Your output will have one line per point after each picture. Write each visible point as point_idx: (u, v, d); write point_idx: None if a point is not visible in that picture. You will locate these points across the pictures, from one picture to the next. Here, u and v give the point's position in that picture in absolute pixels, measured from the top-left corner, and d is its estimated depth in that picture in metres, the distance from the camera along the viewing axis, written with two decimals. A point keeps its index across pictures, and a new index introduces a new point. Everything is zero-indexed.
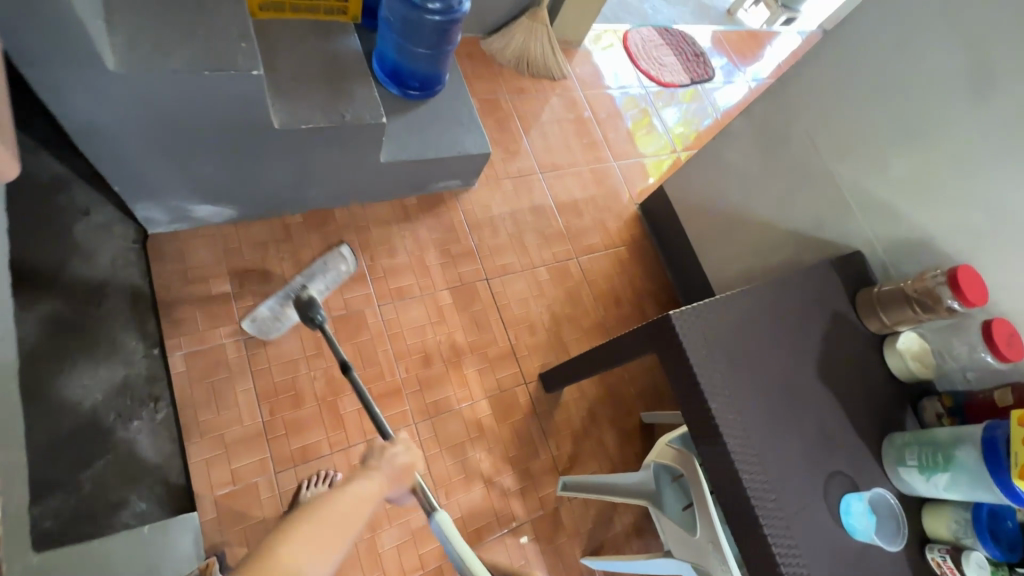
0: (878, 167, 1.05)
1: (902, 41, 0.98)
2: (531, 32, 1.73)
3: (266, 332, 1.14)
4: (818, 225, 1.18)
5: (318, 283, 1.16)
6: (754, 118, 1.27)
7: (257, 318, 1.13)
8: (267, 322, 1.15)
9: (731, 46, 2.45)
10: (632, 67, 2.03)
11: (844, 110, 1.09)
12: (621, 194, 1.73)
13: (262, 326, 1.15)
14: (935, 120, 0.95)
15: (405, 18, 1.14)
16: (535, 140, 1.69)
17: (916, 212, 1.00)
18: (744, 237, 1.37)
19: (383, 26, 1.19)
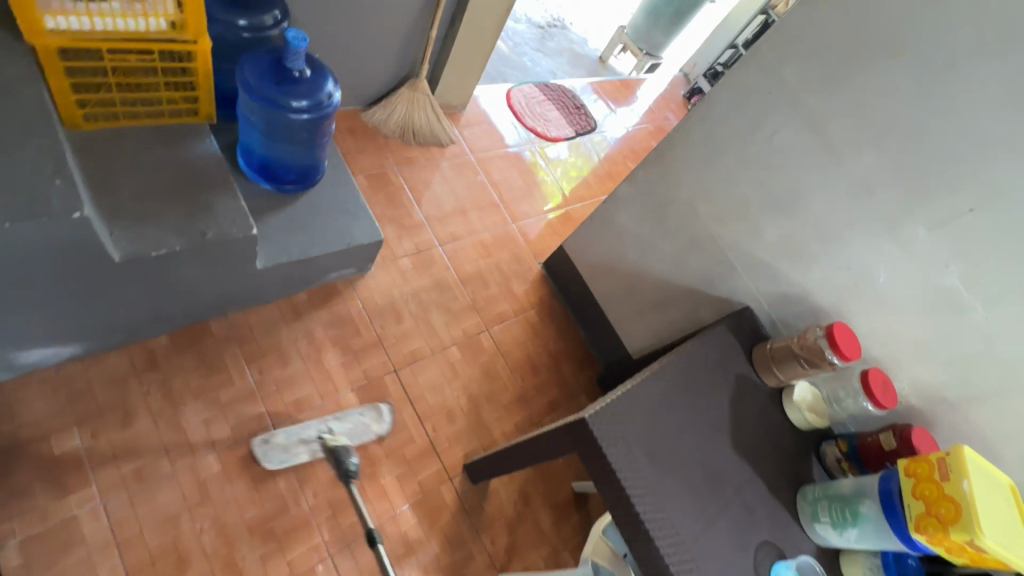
0: (753, 228, 1.11)
1: (753, 120, 1.04)
2: (414, 102, 1.68)
3: (269, 459, 1.08)
4: (709, 281, 1.24)
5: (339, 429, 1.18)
6: (637, 185, 1.33)
7: (275, 442, 1.10)
8: (275, 450, 1.09)
9: (607, 95, 2.59)
10: (519, 124, 2.06)
11: (714, 174, 1.15)
12: (525, 255, 1.73)
13: (267, 451, 1.10)
14: (793, 191, 1.03)
15: (268, 117, 1.04)
16: (430, 211, 1.64)
17: (789, 269, 1.08)
18: (644, 295, 1.42)
19: (243, 122, 1.08)
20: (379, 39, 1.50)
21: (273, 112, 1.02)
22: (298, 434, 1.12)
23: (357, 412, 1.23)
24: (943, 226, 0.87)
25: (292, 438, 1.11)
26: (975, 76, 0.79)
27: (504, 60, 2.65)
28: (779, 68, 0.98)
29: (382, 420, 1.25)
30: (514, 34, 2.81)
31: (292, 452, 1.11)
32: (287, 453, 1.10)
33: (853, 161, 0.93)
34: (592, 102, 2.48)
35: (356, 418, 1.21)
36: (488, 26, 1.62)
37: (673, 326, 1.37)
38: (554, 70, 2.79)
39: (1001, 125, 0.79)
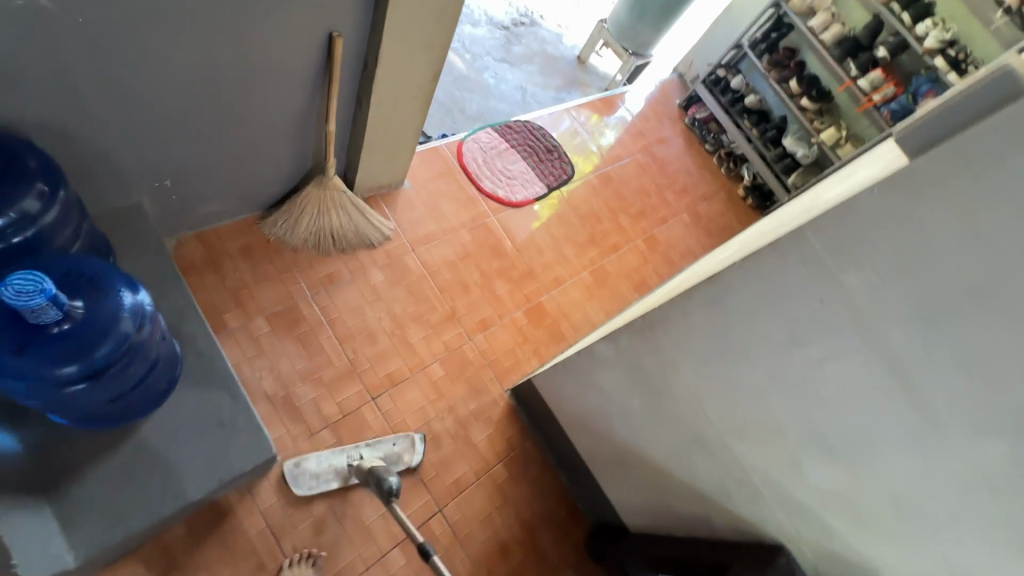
0: (791, 464, 0.75)
1: (791, 331, 0.66)
2: (325, 205, 1.27)
3: (297, 484, 1.08)
4: (727, 496, 0.89)
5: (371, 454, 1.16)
6: (619, 350, 0.95)
7: (306, 466, 1.10)
8: (308, 476, 1.09)
9: (587, 118, 2.13)
10: (475, 190, 1.65)
11: (728, 378, 0.78)
12: (489, 385, 1.37)
13: (300, 476, 1.09)
14: (857, 443, 0.66)
15: (58, 393, 0.70)
16: (360, 348, 1.27)
17: (846, 532, 0.73)
18: (637, 471, 1.08)
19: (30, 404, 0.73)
20: (260, 145, 1.09)
21: (53, 388, 0.68)
22: (329, 460, 1.12)
23: (390, 441, 1.19)
24: None
25: (322, 465, 1.11)
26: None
27: (460, 81, 2.18)
28: (839, 275, 0.59)
29: (414, 449, 1.21)
30: (472, 43, 2.33)
31: (321, 479, 1.10)
32: (316, 481, 1.10)
33: (967, 442, 0.57)
34: (569, 133, 2.03)
35: (388, 444, 1.19)
36: (412, 105, 1.20)
37: (678, 519, 1.03)
38: (524, 85, 2.32)
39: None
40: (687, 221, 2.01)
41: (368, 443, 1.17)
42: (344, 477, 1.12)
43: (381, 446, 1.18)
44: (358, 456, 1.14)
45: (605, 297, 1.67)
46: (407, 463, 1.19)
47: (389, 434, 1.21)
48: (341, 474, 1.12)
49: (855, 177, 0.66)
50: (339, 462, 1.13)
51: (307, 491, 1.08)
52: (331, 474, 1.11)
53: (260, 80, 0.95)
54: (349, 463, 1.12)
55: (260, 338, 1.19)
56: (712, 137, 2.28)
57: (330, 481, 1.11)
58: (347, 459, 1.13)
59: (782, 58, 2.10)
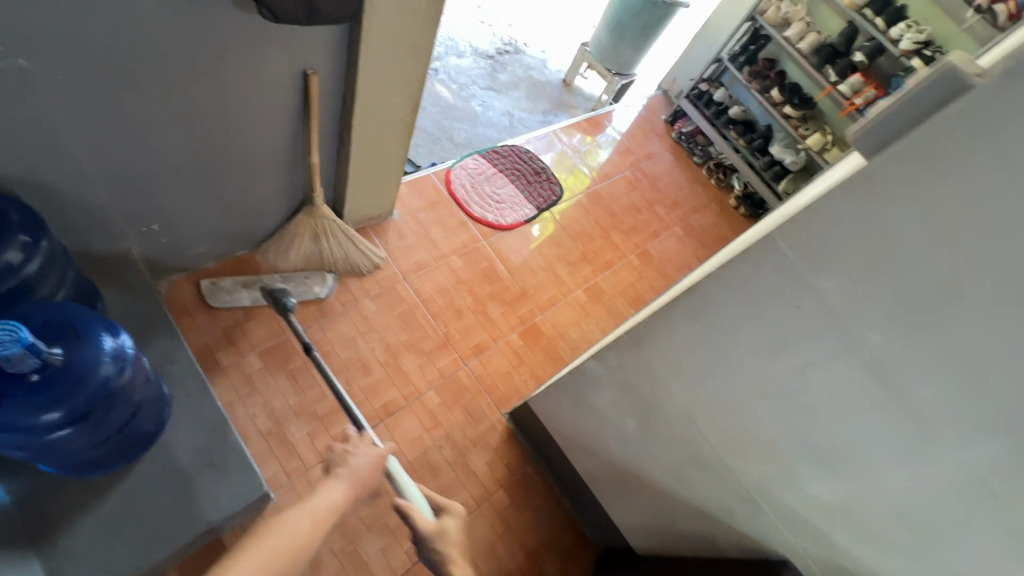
0: (787, 477, 0.73)
1: (773, 340, 0.66)
2: (318, 233, 1.29)
3: (214, 297, 1.22)
4: (728, 513, 0.87)
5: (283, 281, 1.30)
6: (609, 367, 0.94)
7: (223, 285, 1.24)
8: (224, 290, 1.24)
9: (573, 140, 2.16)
10: (465, 216, 1.67)
11: (718, 392, 0.76)
12: (486, 410, 1.36)
13: (217, 290, 1.23)
14: (850, 452, 0.64)
15: (41, 443, 0.71)
16: (354, 379, 1.27)
17: (849, 545, 0.70)
18: (637, 492, 1.05)
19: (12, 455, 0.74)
20: (247, 184, 1.12)
21: (35, 438, 0.69)
22: (243, 280, 1.26)
23: (302, 275, 1.33)
24: None
25: (235, 283, 1.26)
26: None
27: (447, 110, 2.23)
28: (814, 281, 0.59)
29: (323, 284, 1.34)
30: (458, 73, 2.39)
31: (234, 296, 1.24)
32: (231, 297, 1.24)
33: (960, 446, 0.55)
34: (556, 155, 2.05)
35: (301, 276, 1.32)
36: (395, 138, 1.22)
37: (683, 539, 1.00)
38: (511, 110, 2.37)
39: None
40: (680, 234, 2.01)
41: (282, 275, 1.31)
42: (257, 296, 1.26)
43: (294, 279, 1.31)
44: (272, 282, 1.28)
45: (600, 314, 1.66)
46: (316, 293, 1.32)
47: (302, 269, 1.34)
48: (253, 293, 1.26)
49: (825, 181, 0.66)
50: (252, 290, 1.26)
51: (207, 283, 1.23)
52: (244, 293, 1.25)
53: (244, 123, 0.97)
54: (261, 285, 1.26)
55: (253, 375, 1.19)
56: (700, 149, 2.30)
57: (242, 299, 1.25)
58: (259, 281, 1.27)
59: (763, 69, 2.13)
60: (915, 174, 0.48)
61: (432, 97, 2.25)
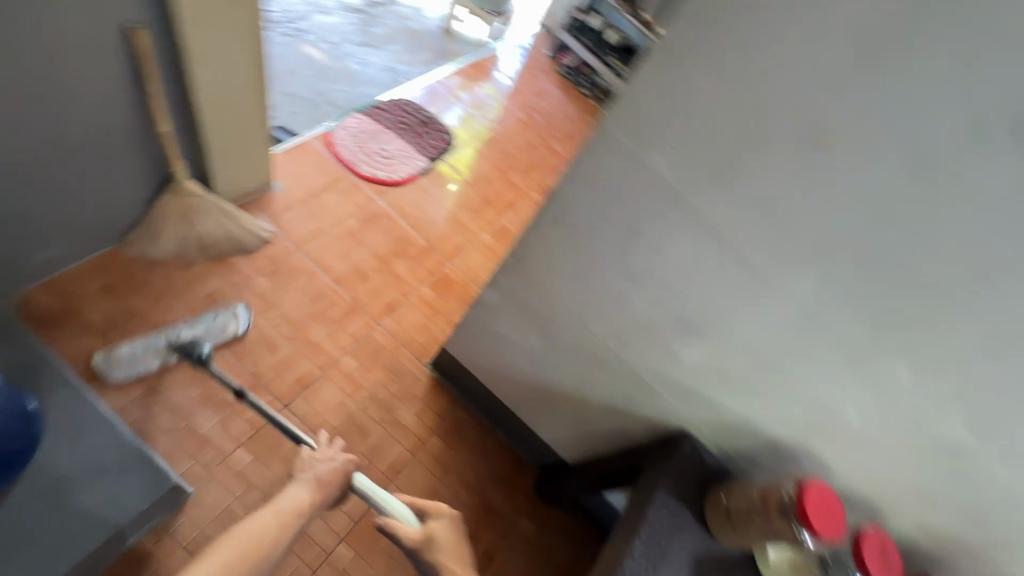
0: (666, 352, 0.79)
1: (627, 226, 0.69)
2: (189, 212, 1.21)
3: (114, 369, 1.08)
4: (631, 401, 0.93)
5: (193, 333, 1.17)
6: (503, 292, 0.96)
7: (120, 355, 1.10)
8: (124, 359, 1.10)
9: (468, 94, 2.10)
10: (354, 177, 1.60)
11: (595, 288, 0.80)
12: (407, 364, 1.35)
13: (114, 360, 1.09)
14: (708, 314, 0.70)
15: None
16: (261, 359, 1.22)
17: (725, 399, 0.78)
18: (555, 405, 1.11)
19: None
20: (87, 168, 1.02)
21: None
22: (146, 345, 1.12)
23: (211, 316, 1.21)
24: (931, 368, 0.58)
25: (137, 348, 1.11)
26: (966, 163, 0.47)
27: (322, 72, 2.10)
28: (646, 159, 0.62)
29: (238, 320, 1.23)
30: (327, 32, 2.25)
31: (136, 362, 1.10)
32: (135, 364, 1.10)
33: (785, 285, 0.61)
34: (454, 113, 1.98)
35: (210, 319, 1.20)
36: (249, 97, 1.14)
37: (603, 438, 1.07)
38: (391, 64, 2.26)
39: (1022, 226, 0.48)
40: None
41: (189, 323, 1.18)
42: (165, 356, 1.13)
43: (203, 323, 1.19)
44: (179, 334, 1.15)
45: None
46: (232, 332, 1.21)
47: (207, 311, 1.22)
48: (161, 354, 1.13)
49: None
50: (154, 346, 1.13)
51: (123, 377, 1.09)
52: (148, 354, 1.12)
53: (54, 96, 0.87)
54: (167, 341, 1.13)
55: (145, 374, 1.12)
56: (587, 80, 2.34)
57: (148, 360, 1.12)
58: (164, 338, 1.14)
59: None
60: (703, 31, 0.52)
61: (302, 60, 2.10)
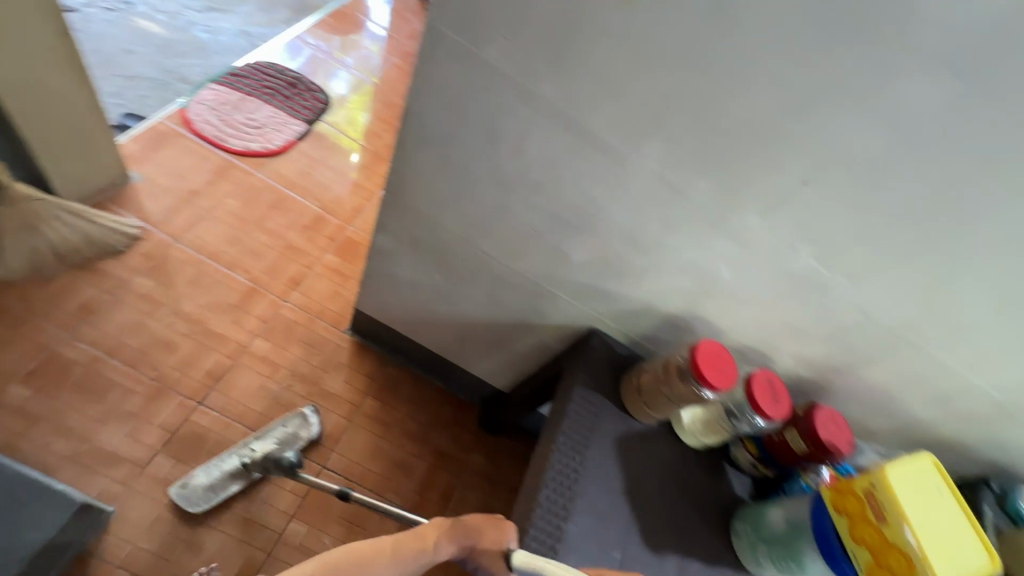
0: (557, 255, 0.81)
1: (486, 130, 0.68)
2: (32, 219, 1.10)
3: None
4: (541, 313, 0.95)
5: (260, 443, 1.09)
6: (394, 234, 0.94)
7: None
8: None
9: (352, 56, 1.97)
10: (225, 154, 1.48)
11: (477, 207, 0.80)
12: (325, 335, 1.31)
13: None
14: (582, 207, 0.72)
15: None
16: (160, 362, 1.14)
17: (619, 288, 0.82)
18: (477, 338, 1.12)
19: None
20: None
21: None
22: None
23: None
24: (775, 209, 0.62)
25: None
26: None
27: (166, 47, 1.88)
28: (481, 53, 0.60)
29: None
30: (162, 1, 2.01)
31: None
32: None
33: (638, 156, 0.63)
34: (342, 78, 1.86)
35: None
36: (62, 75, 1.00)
37: (527, 358, 1.10)
38: (246, 28, 2.05)
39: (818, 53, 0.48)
40: None
41: None
42: None
43: None
44: None
45: None
46: None
47: (275, 420, 1.14)
48: None
49: None
50: (231, 466, 1.06)
51: (208, 505, 1.02)
52: None
53: None
54: None
55: (26, 405, 1.01)
56: None
57: None
58: None
59: None
60: None
61: (138, 36, 1.87)
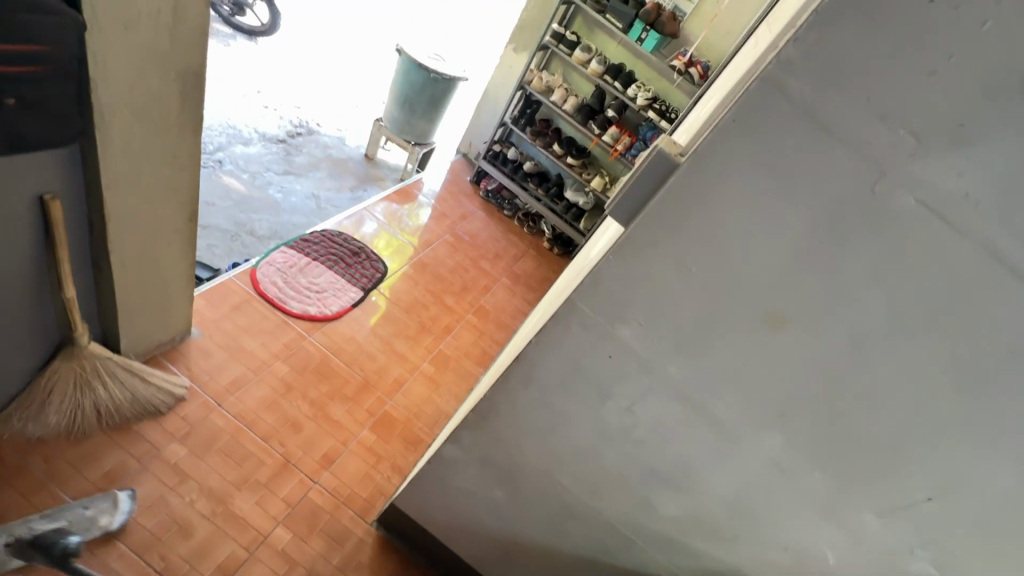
0: (644, 505, 0.79)
1: (599, 388, 0.70)
2: (87, 379, 1.04)
3: None
4: (610, 553, 0.89)
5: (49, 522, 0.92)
6: (465, 448, 0.92)
7: None
8: None
9: (404, 223, 2.15)
10: (283, 316, 1.52)
11: (569, 446, 0.79)
12: (349, 526, 1.20)
13: None
14: (684, 470, 0.71)
15: None
16: (171, 550, 1.02)
17: (708, 548, 0.78)
18: (525, 560, 1.03)
19: None
20: None
21: None
22: None
23: None
24: (893, 513, 0.62)
25: None
26: (898, 344, 0.51)
27: (242, 203, 2.04)
28: (615, 331, 0.64)
29: None
30: (247, 162, 2.24)
31: None
32: None
33: (754, 442, 0.64)
34: (374, 229, 2.03)
35: None
36: (169, 252, 1.06)
37: None
38: (316, 192, 2.27)
39: (952, 395, 0.52)
40: (508, 284, 2.12)
41: None
42: None
43: None
44: None
45: (451, 382, 1.63)
46: None
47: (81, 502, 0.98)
48: None
49: (608, 238, 0.73)
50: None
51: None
52: None
53: None
54: None
55: None
56: (507, 203, 2.50)
57: None
58: None
59: (542, 128, 2.44)
60: (667, 231, 0.54)
61: (221, 191, 2.05)
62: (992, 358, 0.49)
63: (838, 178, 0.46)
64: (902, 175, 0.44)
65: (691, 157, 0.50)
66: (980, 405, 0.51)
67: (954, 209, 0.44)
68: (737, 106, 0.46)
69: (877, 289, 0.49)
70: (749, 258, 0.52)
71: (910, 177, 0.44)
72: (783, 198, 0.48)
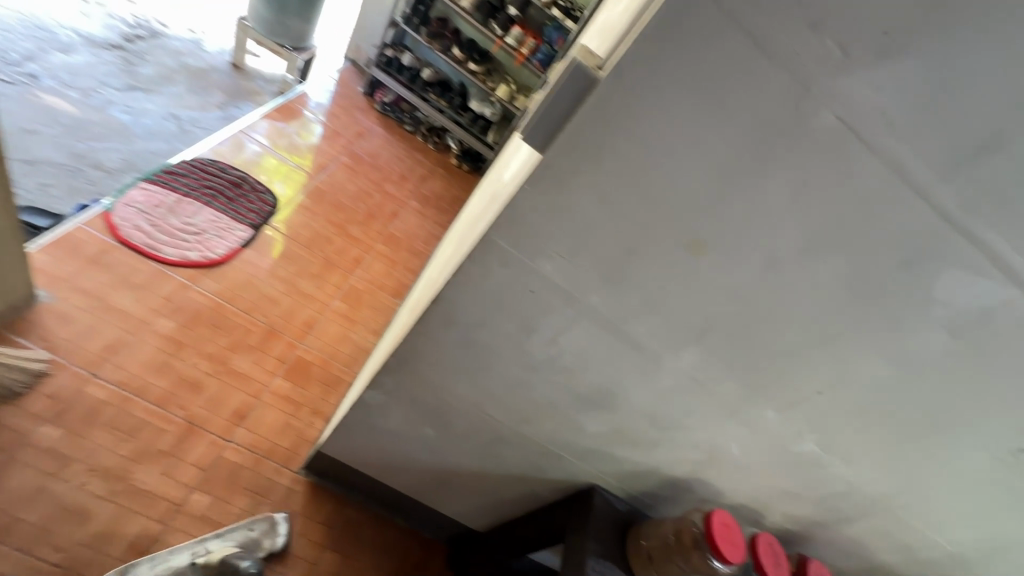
0: (572, 425, 0.81)
1: (524, 324, 0.68)
2: None
3: None
4: (541, 468, 0.94)
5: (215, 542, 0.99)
6: (388, 393, 0.88)
7: None
8: None
9: (291, 145, 1.89)
10: (158, 265, 1.31)
11: (496, 381, 0.78)
12: (274, 479, 1.15)
13: None
14: (609, 391, 0.74)
15: None
16: (67, 538, 0.93)
17: (630, 454, 0.84)
18: (461, 484, 1.06)
19: None
20: None
21: None
22: None
23: None
24: (790, 407, 0.68)
25: None
26: (810, 261, 0.52)
27: (77, 129, 1.66)
28: (537, 266, 0.60)
29: None
30: (73, 75, 1.79)
31: None
32: None
33: (673, 359, 0.66)
34: (255, 153, 1.76)
35: None
36: None
37: (512, 504, 1.06)
38: (174, 111, 1.90)
39: (850, 304, 0.55)
40: (417, 207, 2.00)
41: None
42: None
43: None
44: None
45: (367, 318, 1.55)
46: None
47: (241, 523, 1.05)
48: None
49: (523, 162, 0.66)
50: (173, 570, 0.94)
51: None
52: None
53: None
54: None
55: None
56: (408, 117, 2.29)
57: None
58: None
59: (438, 29, 2.23)
60: (590, 157, 0.49)
61: (44, 114, 1.64)
62: (887, 268, 0.51)
63: (766, 94, 0.43)
64: (827, 92, 0.41)
65: (613, 72, 0.44)
66: (871, 311, 0.55)
67: (869, 126, 0.43)
68: (663, 11, 0.40)
69: (794, 209, 0.49)
70: (674, 183, 0.49)
71: (833, 94, 0.42)
72: (710, 117, 0.44)
